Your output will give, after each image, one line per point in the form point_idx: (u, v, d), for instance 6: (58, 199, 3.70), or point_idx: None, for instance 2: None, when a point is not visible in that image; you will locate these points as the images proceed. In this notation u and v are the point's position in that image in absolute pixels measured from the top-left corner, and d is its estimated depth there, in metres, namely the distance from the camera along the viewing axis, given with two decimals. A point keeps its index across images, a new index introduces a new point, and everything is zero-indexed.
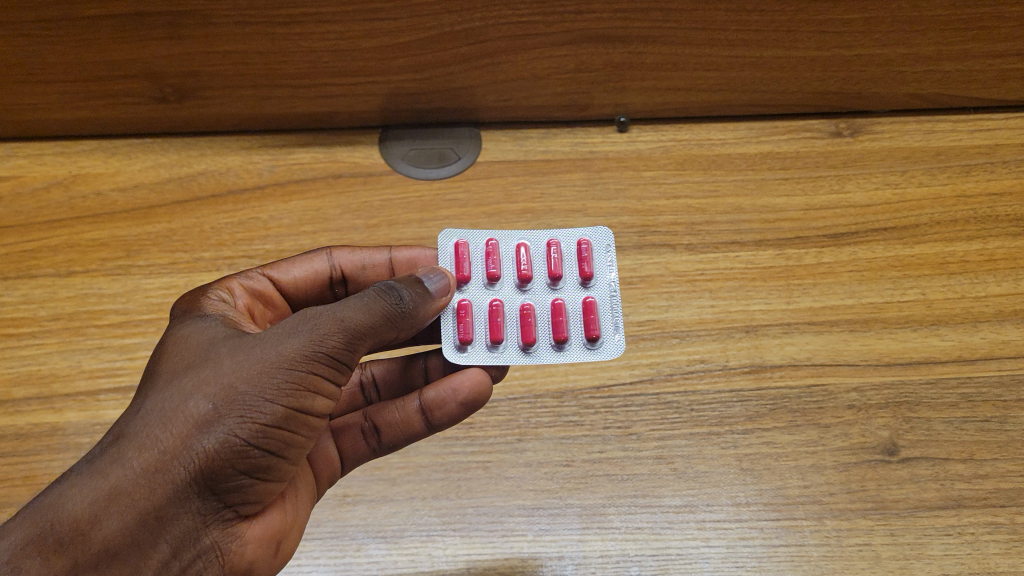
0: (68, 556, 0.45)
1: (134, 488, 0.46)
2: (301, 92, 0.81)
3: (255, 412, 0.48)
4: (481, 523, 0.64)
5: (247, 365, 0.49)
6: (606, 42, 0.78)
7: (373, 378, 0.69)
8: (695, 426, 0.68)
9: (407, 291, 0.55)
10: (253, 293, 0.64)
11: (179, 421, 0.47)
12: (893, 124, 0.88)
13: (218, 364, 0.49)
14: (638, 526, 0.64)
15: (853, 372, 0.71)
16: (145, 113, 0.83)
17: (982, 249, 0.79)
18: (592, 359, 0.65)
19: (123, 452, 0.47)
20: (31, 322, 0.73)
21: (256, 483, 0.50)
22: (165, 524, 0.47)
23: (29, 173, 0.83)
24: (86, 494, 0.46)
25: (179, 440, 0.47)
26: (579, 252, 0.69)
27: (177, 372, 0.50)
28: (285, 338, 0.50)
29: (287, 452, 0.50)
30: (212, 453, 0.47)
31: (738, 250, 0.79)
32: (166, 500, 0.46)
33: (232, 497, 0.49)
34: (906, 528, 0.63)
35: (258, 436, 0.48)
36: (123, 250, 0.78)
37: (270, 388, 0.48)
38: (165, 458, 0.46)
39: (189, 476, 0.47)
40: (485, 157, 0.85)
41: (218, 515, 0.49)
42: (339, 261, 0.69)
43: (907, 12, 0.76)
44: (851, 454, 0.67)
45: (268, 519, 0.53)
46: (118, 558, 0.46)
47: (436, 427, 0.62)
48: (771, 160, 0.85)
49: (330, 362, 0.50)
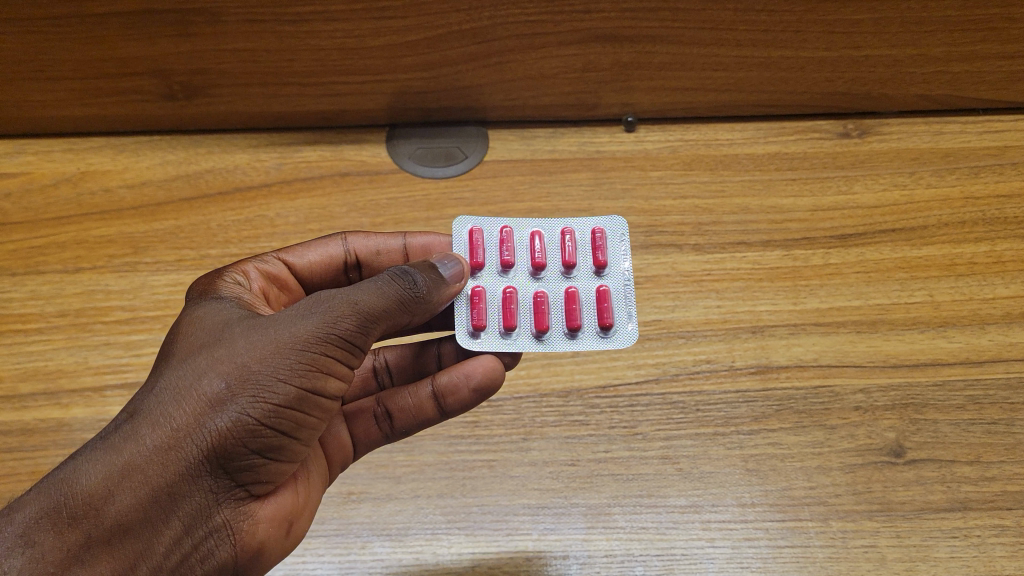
0: (81, 531, 0.44)
1: (148, 464, 0.46)
2: (309, 90, 0.81)
3: (267, 392, 0.48)
4: (485, 522, 0.64)
5: (261, 346, 0.49)
6: (614, 42, 0.78)
7: (387, 364, 0.70)
8: (700, 426, 0.68)
9: (420, 276, 0.56)
10: (269, 276, 0.65)
11: (192, 400, 0.47)
12: (901, 125, 0.88)
13: (232, 345, 0.50)
14: (643, 526, 0.64)
15: (859, 373, 0.71)
16: (154, 110, 0.83)
17: (990, 251, 0.78)
18: (604, 347, 0.65)
19: (137, 429, 0.47)
20: (38, 318, 0.73)
21: (268, 464, 0.50)
22: (178, 500, 0.46)
23: (37, 169, 0.83)
24: (99, 469, 0.46)
25: (193, 417, 0.47)
26: (593, 241, 0.70)
27: (192, 353, 0.50)
28: (298, 320, 0.50)
29: (298, 433, 0.50)
30: (226, 429, 0.47)
31: (745, 251, 0.79)
32: (179, 477, 0.46)
33: (244, 477, 0.49)
34: (911, 530, 0.63)
35: (270, 415, 0.48)
36: (129, 247, 0.78)
37: (283, 368, 0.49)
38: (179, 435, 0.46)
39: (203, 453, 0.47)
40: (492, 156, 0.85)
41: (230, 494, 0.49)
42: (354, 246, 0.69)
43: (916, 13, 0.76)
44: (857, 455, 0.67)
45: (280, 501, 0.53)
46: (130, 533, 0.45)
47: (448, 412, 0.62)
48: (779, 160, 0.85)
49: (342, 344, 0.51)
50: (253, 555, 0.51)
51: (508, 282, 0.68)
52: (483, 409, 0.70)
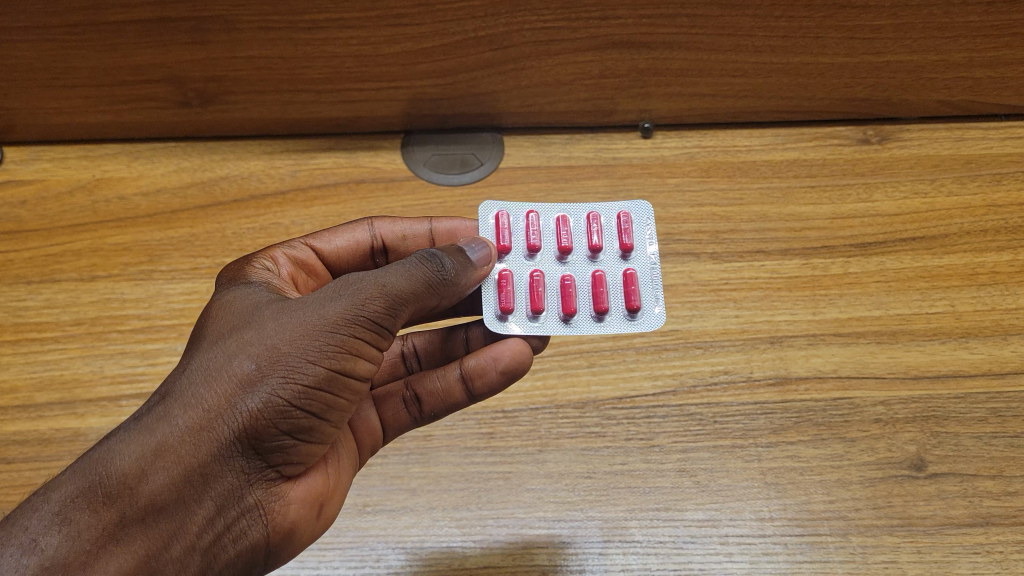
0: (117, 508, 0.44)
1: (181, 444, 0.46)
2: (324, 96, 0.81)
3: (298, 373, 0.48)
4: (501, 535, 0.64)
5: (291, 329, 0.49)
6: (631, 49, 0.77)
7: (415, 349, 0.69)
8: (718, 438, 0.68)
9: (449, 260, 0.55)
10: (297, 263, 0.64)
11: (224, 380, 0.47)
12: (923, 131, 0.87)
13: (262, 326, 0.50)
14: (660, 540, 0.63)
15: (879, 385, 0.70)
16: (169, 117, 0.83)
17: (1013, 259, 0.77)
18: (632, 330, 0.65)
19: (169, 409, 0.47)
20: (54, 327, 0.73)
21: (299, 445, 0.49)
22: (211, 480, 0.46)
23: (54, 176, 0.83)
24: (132, 449, 0.46)
25: (226, 398, 0.47)
26: (620, 225, 0.69)
27: (223, 336, 0.50)
28: (327, 302, 0.50)
29: (329, 414, 0.50)
30: (259, 410, 0.47)
31: (764, 259, 0.78)
32: (210, 457, 0.46)
33: (276, 458, 0.49)
34: (933, 546, 0.62)
35: (301, 397, 0.48)
36: (145, 255, 0.78)
37: (313, 350, 0.48)
38: (210, 415, 0.46)
39: (234, 434, 0.46)
40: (509, 162, 0.85)
41: (262, 474, 0.49)
42: (380, 231, 0.69)
43: (939, 18, 0.74)
44: (877, 469, 0.66)
45: (311, 482, 0.53)
46: (164, 513, 0.45)
47: (477, 395, 0.62)
48: (798, 167, 0.84)
49: (371, 326, 0.50)
50: (285, 535, 0.51)
51: (535, 265, 0.67)
52: (499, 420, 0.69)
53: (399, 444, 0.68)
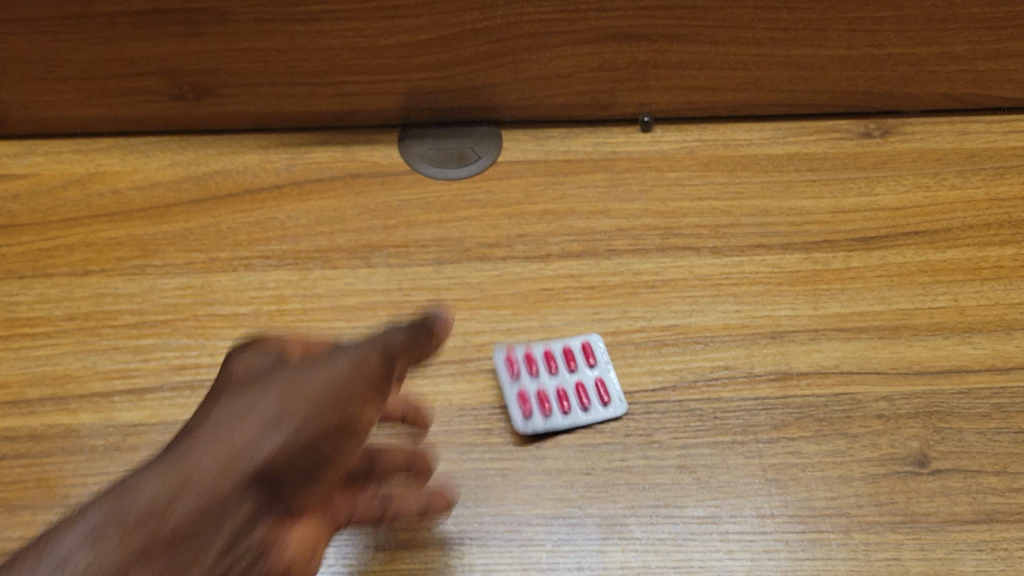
0: (146, 535, 0.39)
1: (212, 477, 0.41)
2: (320, 90, 0.80)
3: (326, 418, 0.43)
4: (498, 533, 0.62)
5: (309, 381, 0.44)
6: (631, 41, 0.77)
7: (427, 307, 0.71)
8: (718, 435, 0.67)
9: None
10: None
11: (250, 422, 0.42)
12: (925, 125, 0.86)
13: (276, 385, 0.44)
14: (659, 537, 0.62)
15: (881, 381, 0.69)
16: (163, 111, 0.82)
17: (1016, 253, 0.77)
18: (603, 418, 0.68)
19: (197, 446, 0.42)
20: (45, 322, 0.72)
21: (302, 492, 0.44)
22: (235, 522, 0.41)
23: (46, 170, 0.82)
24: (161, 482, 0.40)
25: (253, 438, 0.42)
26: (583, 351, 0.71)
27: (235, 396, 0.45)
28: (341, 352, 0.46)
29: (331, 461, 0.44)
30: (286, 451, 0.42)
31: (764, 254, 0.77)
32: (240, 493, 0.41)
33: (283, 502, 0.43)
34: (936, 543, 0.61)
35: (331, 438, 0.44)
36: (139, 249, 0.77)
37: (341, 393, 0.44)
38: (239, 455, 0.41)
39: (260, 476, 0.41)
40: (507, 156, 0.84)
41: (268, 511, 0.42)
42: None
43: (938, 10, 0.75)
44: (880, 465, 0.65)
45: (295, 534, 0.45)
46: (191, 549, 0.39)
47: None
48: (799, 161, 0.84)
49: (383, 364, 0.46)
50: None
51: (543, 344, 0.71)
52: (497, 416, 0.68)
53: (395, 440, 0.67)
